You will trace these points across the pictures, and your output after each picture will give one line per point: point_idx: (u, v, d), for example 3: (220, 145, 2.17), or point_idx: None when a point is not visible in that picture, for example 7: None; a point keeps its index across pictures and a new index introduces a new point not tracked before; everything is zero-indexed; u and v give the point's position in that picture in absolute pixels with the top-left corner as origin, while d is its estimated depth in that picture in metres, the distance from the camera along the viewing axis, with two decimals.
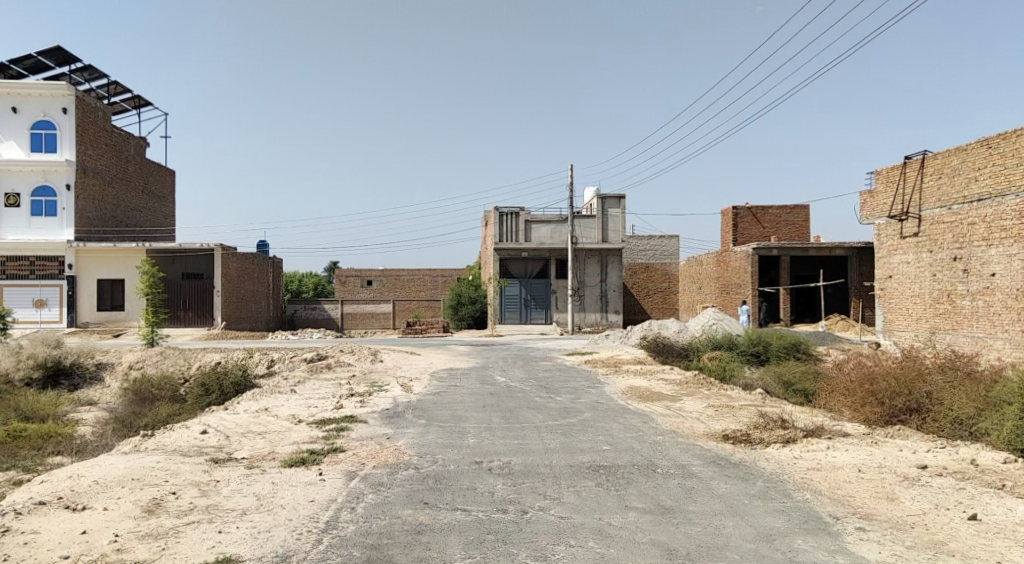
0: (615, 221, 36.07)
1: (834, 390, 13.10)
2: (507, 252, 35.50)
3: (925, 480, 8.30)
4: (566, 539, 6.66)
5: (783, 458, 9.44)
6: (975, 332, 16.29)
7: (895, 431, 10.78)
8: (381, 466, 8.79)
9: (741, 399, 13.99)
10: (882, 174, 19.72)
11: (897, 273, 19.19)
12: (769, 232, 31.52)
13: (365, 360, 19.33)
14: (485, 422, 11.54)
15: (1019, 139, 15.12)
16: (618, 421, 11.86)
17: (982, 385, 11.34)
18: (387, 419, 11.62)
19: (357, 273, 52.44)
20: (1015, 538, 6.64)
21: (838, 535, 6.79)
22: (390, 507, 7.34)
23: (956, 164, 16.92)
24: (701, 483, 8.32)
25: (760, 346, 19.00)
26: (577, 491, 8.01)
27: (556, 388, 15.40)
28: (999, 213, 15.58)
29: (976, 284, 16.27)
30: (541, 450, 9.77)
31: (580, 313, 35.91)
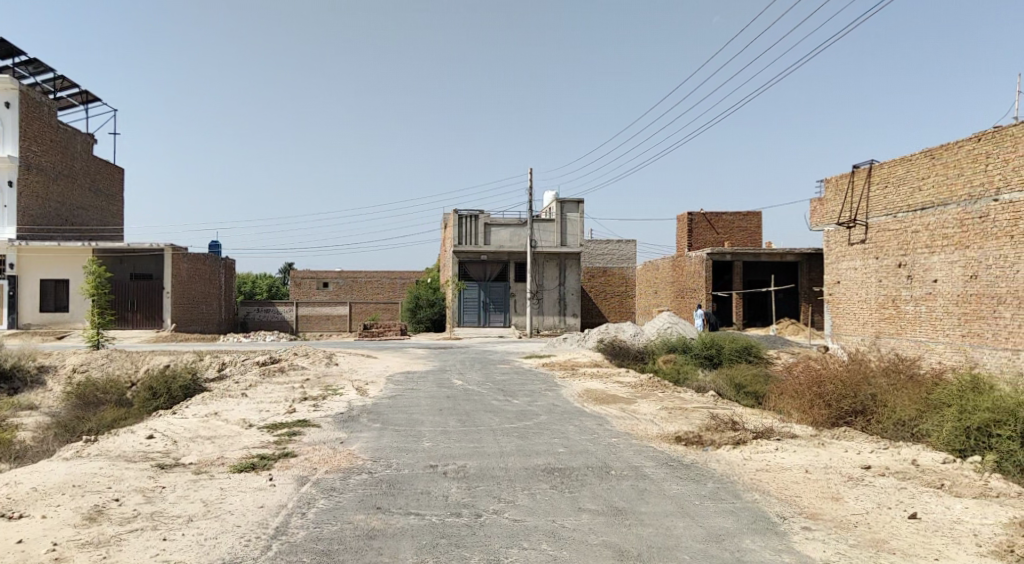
0: (573, 225, 36.30)
1: (784, 393, 13.41)
2: (466, 255, 35.40)
3: (869, 480, 8.54)
4: (519, 541, 6.68)
5: (732, 459, 9.61)
6: (918, 337, 16.83)
7: (842, 432, 11.06)
8: (334, 470, 8.68)
9: (694, 401, 14.20)
10: (832, 182, 20.25)
11: (845, 279, 19.72)
12: (723, 237, 32.10)
13: (320, 363, 19.08)
14: (441, 425, 11.48)
15: (960, 150, 15.62)
16: (573, 423, 11.93)
17: (924, 387, 11.70)
18: (341, 423, 11.48)
19: (313, 275, 51.78)
20: (952, 535, 6.88)
21: (785, 535, 6.93)
22: (342, 513, 7.24)
23: (901, 173, 17.46)
24: (654, 485, 8.42)
25: (713, 348, 19.30)
26: (531, 494, 8.03)
27: (512, 391, 15.43)
28: (941, 221, 16.08)
29: (919, 290, 16.82)
30: (497, 453, 9.76)
31: (539, 316, 36.07)
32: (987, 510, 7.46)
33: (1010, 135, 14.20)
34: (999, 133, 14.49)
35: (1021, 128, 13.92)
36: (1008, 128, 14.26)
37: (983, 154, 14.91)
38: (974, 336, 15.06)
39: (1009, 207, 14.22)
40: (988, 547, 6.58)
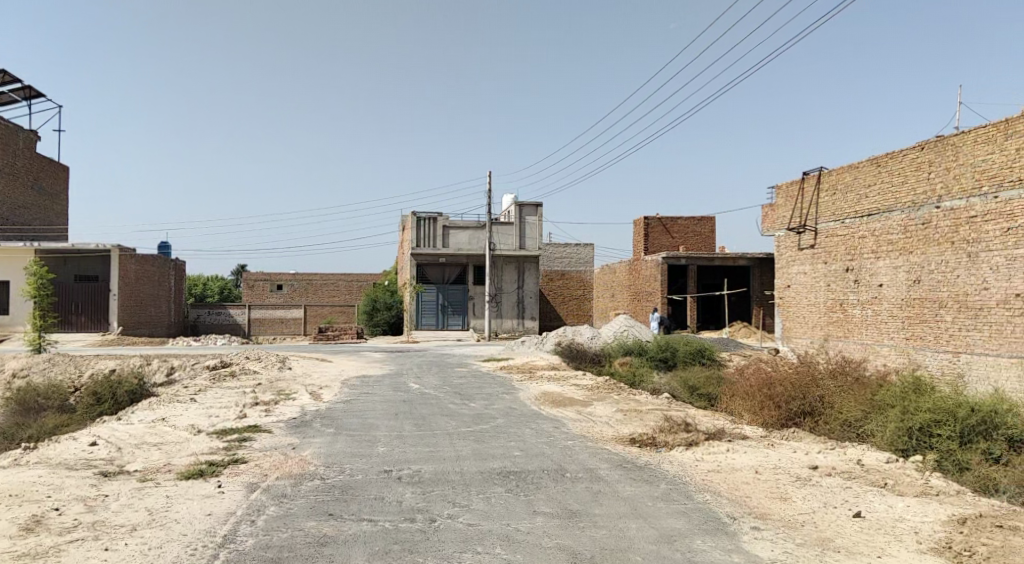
0: (532, 228, 36.43)
1: (736, 394, 13.67)
2: (424, 257, 35.21)
3: (816, 480, 8.75)
4: (473, 546, 6.65)
5: (686, 461, 9.74)
6: (864, 339, 17.31)
7: (791, 433, 11.30)
8: (285, 476, 8.54)
9: (649, 403, 14.37)
10: (783, 189, 20.70)
11: (795, 283, 20.18)
12: (678, 242, 32.57)
13: (273, 367, 18.78)
14: (396, 430, 11.39)
15: (903, 158, 16.12)
16: (530, 426, 11.97)
17: (869, 388, 12.02)
18: (294, 428, 11.30)
19: (267, 278, 51.07)
20: (894, 533, 7.08)
21: (735, 535, 7.05)
22: (292, 520, 7.12)
23: (848, 181, 17.94)
24: (607, 487, 8.48)
25: (668, 351, 19.53)
26: (486, 498, 8.01)
27: (469, 395, 15.40)
28: (886, 227, 16.57)
29: (865, 294, 17.30)
30: (453, 457, 9.72)
31: (497, 319, 36.07)
32: (927, 508, 7.70)
33: (951, 144, 14.69)
34: (941, 142, 14.97)
35: (961, 137, 14.41)
36: (949, 138, 14.75)
37: (926, 163, 15.40)
38: (916, 339, 15.55)
39: (950, 214, 14.69)
40: (928, 544, 6.78)
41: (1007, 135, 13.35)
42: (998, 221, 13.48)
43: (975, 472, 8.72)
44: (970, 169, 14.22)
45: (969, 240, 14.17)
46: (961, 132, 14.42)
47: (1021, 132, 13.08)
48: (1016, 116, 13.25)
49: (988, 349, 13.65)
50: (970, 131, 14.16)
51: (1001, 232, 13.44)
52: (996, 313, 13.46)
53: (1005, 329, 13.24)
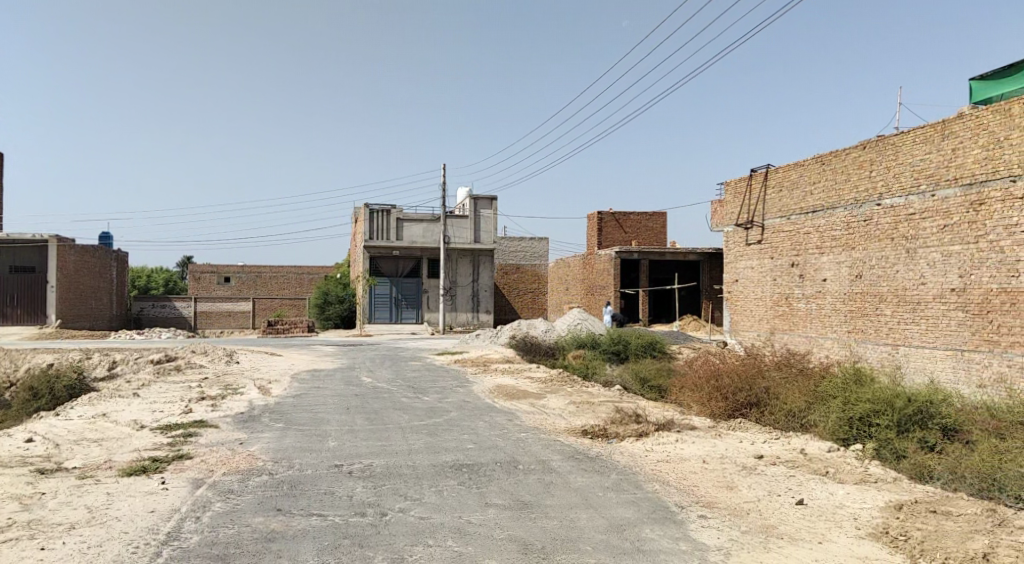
0: (487, 222, 36.45)
1: (685, 386, 13.94)
2: (377, 250, 34.83)
3: (761, 469, 8.97)
4: (425, 539, 6.63)
5: (636, 451, 9.88)
6: (808, 333, 17.78)
7: (737, 423, 11.55)
8: (232, 472, 8.38)
9: (601, 396, 14.52)
10: (731, 185, 21.09)
11: (743, 278, 20.60)
12: (631, 237, 32.94)
13: (220, 362, 18.37)
14: (348, 424, 11.28)
15: (846, 157, 16.57)
16: (483, 419, 11.97)
17: (812, 379, 12.35)
18: (241, 423, 11.08)
19: (214, 270, 50.05)
20: (834, 520, 7.30)
21: (682, 524, 7.19)
22: (239, 516, 6.99)
23: (794, 178, 18.37)
24: (559, 478, 8.54)
25: (621, 344, 19.75)
26: (438, 491, 7.99)
27: (422, 388, 15.32)
28: (830, 224, 17.03)
29: (810, 288, 17.75)
30: (405, 451, 9.67)
31: (452, 313, 35.92)
32: (866, 494, 7.97)
33: (891, 144, 15.15)
34: (882, 142, 15.43)
35: (901, 137, 14.87)
36: (889, 138, 15.21)
37: (867, 162, 15.85)
38: (858, 332, 16.03)
39: (890, 211, 15.17)
40: (867, 530, 7.01)
41: (944, 136, 13.81)
42: (936, 218, 13.96)
43: (911, 460, 9.03)
44: (909, 168, 14.70)
45: (908, 236, 14.65)
46: (901, 132, 14.89)
47: (956, 133, 13.55)
48: (952, 118, 13.71)
49: (924, 341, 14.13)
50: (910, 131, 14.62)
51: (937, 229, 13.92)
52: (932, 307, 13.95)
53: (941, 322, 13.73)
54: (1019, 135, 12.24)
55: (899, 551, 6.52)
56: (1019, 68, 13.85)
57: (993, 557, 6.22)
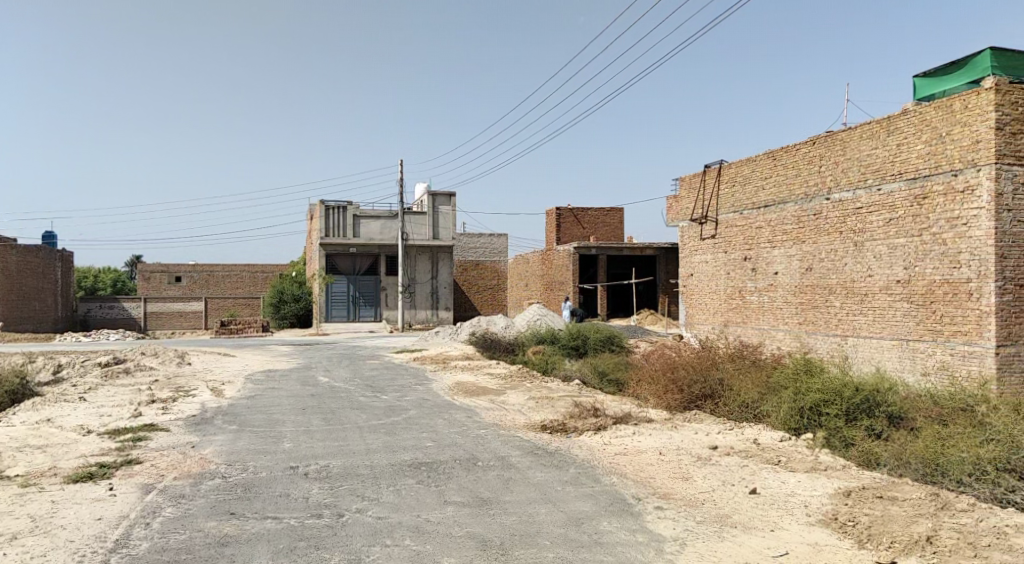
0: (445, 219, 36.32)
1: (642, 379, 14.11)
2: (333, 248, 34.33)
3: (715, 459, 9.12)
4: (382, 539, 6.58)
5: (594, 445, 9.96)
6: (761, 325, 18.16)
7: (692, 415, 11.72)
8: (184, 476, 8.20)
9: (560, 390, 14.60)
10: (686, 181, 21.37)
11: (698, 272, 20.91)
12: (589, 232, 33.17)
13: (171, 363, 17.94)
14: (304, 425, 11.13)
15: (796, 152, 16.92)
16: (442, 416, 11.92)
17: (765, 370, 12.61)
18: (193, 426, 10.85)
19: (164, 269, 48.91)
20: (786, 507, 7.47)
21: (639, 515, 7.27)
22: (191, 520, 6.85)
23: (747, 173, 18.68)
24: (518, 474, 8.55)
25: (579, 339, 19.87)
26: (396, 490, 7.94)
27: (380, 387, 15.20)
28: (781, 218, 17.38)
29: (762, 281, 18.10)
30: (363, 451, 9.58)
31: (411, 310, 35.70)
32: (817, 482, 8.17)
33: (839, 140, 15.52)
34: (831, 137, 15.78)
35: (849, 133, 15.24)
36: (838, 134, 15.56)
37: (817, 157, 16.20)
38: (809, 324, 16.41)
39: (839, 205, 15.54)
40: (817, 517, 7.18)
41: (889, 132, 14.20)
42: (882, 212, 14.34)
43: (859, 447, 9.30)
44: (856, 163, 15.08)
45: (856, 230, 15.04)
46: (849, 128, 15.25)
47: (901, 129, 13.93)
48: (897, 114, 14.09)
49: (872, 331, 14.54)
50: (857, 127, 14.99)
51: (883, 222, 14.33)
52: (879, 298, 14.35)
53: (887, 313, 14.13)
54: (960, 131, 12.61)
55: (848, 537, 6.69)
56: (960, 65, 14.30)
57: (937, 539, 6.44)
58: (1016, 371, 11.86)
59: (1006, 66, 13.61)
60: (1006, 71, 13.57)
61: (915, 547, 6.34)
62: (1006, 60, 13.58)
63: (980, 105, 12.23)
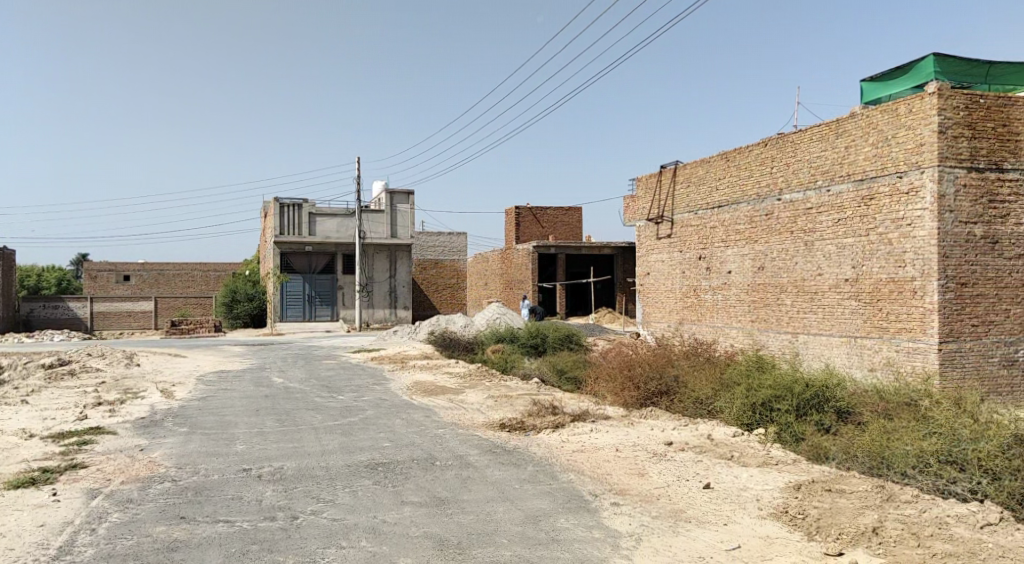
0: (403, 217, 36.09)
1: (600, 377, 14.23)
2: (288, 246, 33.84)
3: (670, 455, 9.24)
4: (337, 541, 6.50)
5: (551, 443, 10.01)
6: (715, 323, 18.46)
7: (648, 412, 11.87)
8: (131, 480, 7.99)
9: (519, 389, 14.63)
10: (643, 181, 21.61)
11: (654, 271, 21.16)
12: (548, 231, 33.30)
13: (119, 365, 17.45)
14: (258, 426, 10.93)
15: (749, 154, 17.23)
16: (400, 416, 11.83)
17: (718, 367, 12.82)
18: (142, 429, 10.57)
19: (111, 267, 47.59)
20: (738, 502, 7.60)
21: (596, 511, 7.33)
22: (139, 526, 6.68)
23: (701, 174, 18.98)
24: (477, 472, 8.55)
25: (538, 337, 19.91)
26: (353, 492, 7.85)
27: (337, 387, 15.02)
28: (734, 218, 17.69)
29: (716, 280, 18.40)
30: (318, 452, 9.45)
31: (368, 310, 35.37)
32: (768, 476, 8.34)
33: (790, 142, 15.85)
34: (782, 139, 16.12)
35: (799, 136, 15.58)
36: (788, 136, 15.90)
37: (769, 158, 16.53)
38: (761, 321, 16.74)
39: (790, 206, 15.88)
40: (768, 510, 7.33)
41: (838, 134, 14.56)
42: (831, 212, 14.70)
43: (809, 441, 9.53)
44: (807, 165, 15.41)
45: (806, 230, 15.39)
46: (799, 131, 15.60)
47: (849, 132, 14.30)
48: (845, 117, 14.45)
49: (821, 329, 14.89)
50: (807, 129, 15.34)
51: (832, 222, 14.69)
52: (828, 296, 14.71)
53: (836, 311, 14.49)
54: (904, 134, 13.00)
55: (798, 530, 6.84)
56: (905, 70, 14.73)
57: (882, 530, 6.63)
58: (957, 366, 12.27)
59: (948, 72, 14.05)
60: (947, 76, 14.02)
61: (862, 538, 6.51)
62: (947, 66, 14.03)
63: (924, 109, 12.62)
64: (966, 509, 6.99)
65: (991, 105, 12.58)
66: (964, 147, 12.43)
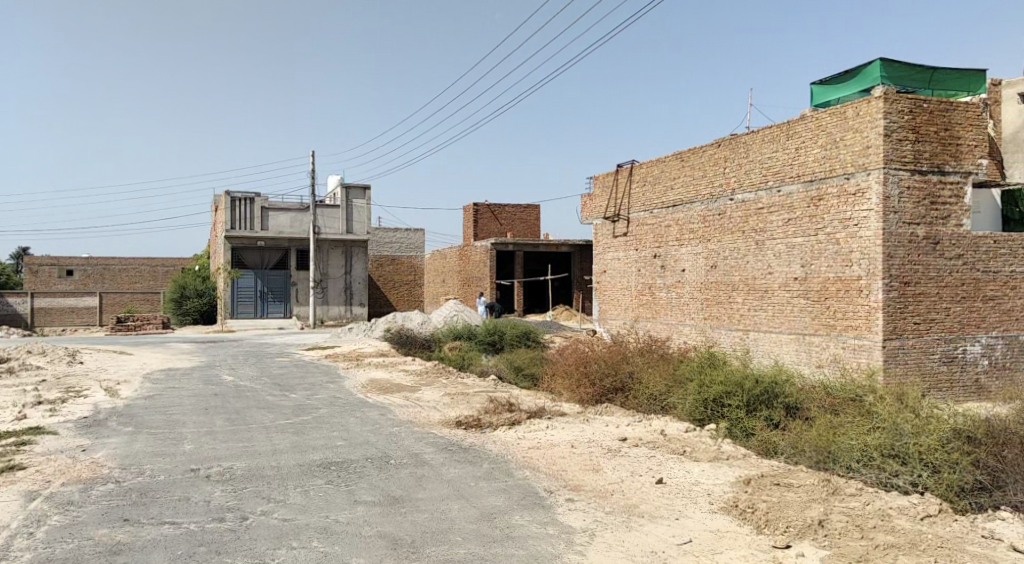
0: (359, 212, 35.68)
1: (556, 373, 14.30)
2: (240, 241, 33.18)
3: (624, 451, 9.33)
4: (287, 541, 6.40)
5: (507, 439, 10.02)
6: (668, 320, 18.70)
7: (603, 408, 11.99)
8: (73, 481, 7.74)
9: (475, 386, 14.61)
10: (600, 179, 21.76)
11: (610, 269, 21.33)
12: (506, 228, 33.27)
13: (61, 362, 16.89)
14: (206, 425, 10.70)
15: (703, 154, 17.49)
16: (355, 415, 11.69)
17: (672, 364, 12.98)
18: (85, 428, 10.24)
19: (54, 262, 46.03)
20: (690, 496, 7.71)
21: (551, 508, 7.35)
22: (80, 528, 6.47)
23: (657, 174, 19.19)
24: (431, 470, 8.50)
25: (496, 335, 19.89)
26: (304, 491, 7.73)
27: (290, 385, 14.78)
28: (688, 218, 17.94)
29: (670, 278, 18.64)
30: (269, 451, 9.28)
31: (323, 306, 34.91)
32: (719, 471, 8.49)
33: (742, 142, 16.13)
34: (734, 140, 16.40)
35: (751, 137, 15.87)
36: (741, 137, 16.18)
37: (722, 159, 16.80)
38: (713, 319, 17.02)
39: (741, 205, 16.18)
40: (719, 504, 7.46)
41: (788, 136, 14.88)
42: (781, 213, 15.02)
43: (759, 436, 9.73)
44: (758, 165, 15.71)
45: (757, 229, 15.69)
46: (751, 132, 15.88)
47: (799, 134, 14.61)
48: (795, 119, 14.77)
49: (771, 326, 15.21)
50: (759, 131, 15.63)
51: (782, 222, 15.00)
52: (778, 294, 15.03)
53: (785, 309, 14.82)
54: (851, 137, 13.35)
55: (747, 523, 6.97)
56: (853, 74, 15.10)
57: (827, 523, 6.80)
58: (900, 362, 12.66)
59: (894, 77, 14.45)
60: (893, 81, 14.42)
61: (809, 531, 6.66)
62: (894, 71, 14.43)
63: (870, 113, 12.96)
64: (908, 501, 7.22)
65: (934, 109, 12.99)
66: (908, 150, 12.83)
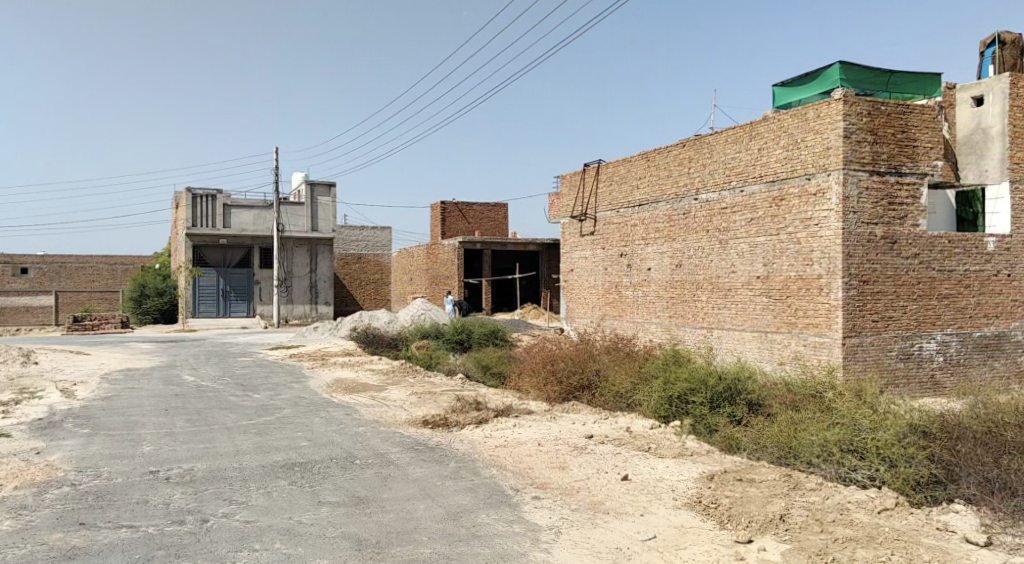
0: (324, 210, 35.34)
1: (523, 372, 14.32)
2: (201, 239, 32.61)
3: (590, 448, 9.38)
4: (249, 543, 6.31)
5: (474, 438, 10.00)
6: (634, 318, 18.85)
7: (569, 406, 12.05)
8: (26, 485, 7.52)
9: (442, 385, 14.57)
10: (567, 178, 21.84)
11: (577, 267, 21.42)
12: (473, 227, 33.19)
13: (15, 363, 16.40)
14: (167, 426, 10.49)
15: (668, 154, 17.65)
16: (319, 415, 11.56)
17: (637, 361, 13.09)
18: (39, 431, 9.96)
19: (7, 260, 44.59)
20: (655, 493, 7.78)
21: (517, 506, 7.35)
22: (33, 533, 6.30)
23: (623, 173, 19.32)
24: (397, 470, 8.45)
25: (463, 333, 19.83)
26: (267, 493, 7.62)
27: (253, 385, 14.56)
28: (654, 217, 18.10)
29: (636, 276, 18.78)
30: (230, 453, 9.12)
31: (287, 305, 34.46)
32: (683, 467, 8.58)
33: (706, 143, 16.32)
34: (699, 141, 16.59)
35: (715, 137, 16.07)
36: (705, 137, 16.37)
37: (686, 159, 16.99)
38: (678, 317, 17.19)
39: (706, 205, 16.36)
40: (684, 500, 7.54)
41: (751, 137, 15.09)
42: (744, 213, 15.23)
43: (722, 432, 9.85)
44: (722, 166, 15.91)
45: (720, 229, 15.89)
46: (715, 133, 16.08)
47: (762, 134, 14.82)
48: (758, 120, 14.98)
49: (735, 324, 15.42)
50: (722, 132, 15.83)
51: (746, 222, 15.21)
52: (741, 293, 15.24)
53: (748, 307, 15.04)
54: (812, 138, 13.59)
55: (710, 519, 7.06)
56: (814, 76, 15.38)
57: (788, 517, 6.90)
58: (859, 359, 12.94)
59: (853, 79, 14.76)
60: (852, 83, 14.72)
61: (770, 525, 6.76)
62: (852, 74, 14.74)
63: (830, 115, 13.20)
64: (866, 495, 7.38)
65: (891, 112, 13.29)
66: (867, 151, 13.11)
